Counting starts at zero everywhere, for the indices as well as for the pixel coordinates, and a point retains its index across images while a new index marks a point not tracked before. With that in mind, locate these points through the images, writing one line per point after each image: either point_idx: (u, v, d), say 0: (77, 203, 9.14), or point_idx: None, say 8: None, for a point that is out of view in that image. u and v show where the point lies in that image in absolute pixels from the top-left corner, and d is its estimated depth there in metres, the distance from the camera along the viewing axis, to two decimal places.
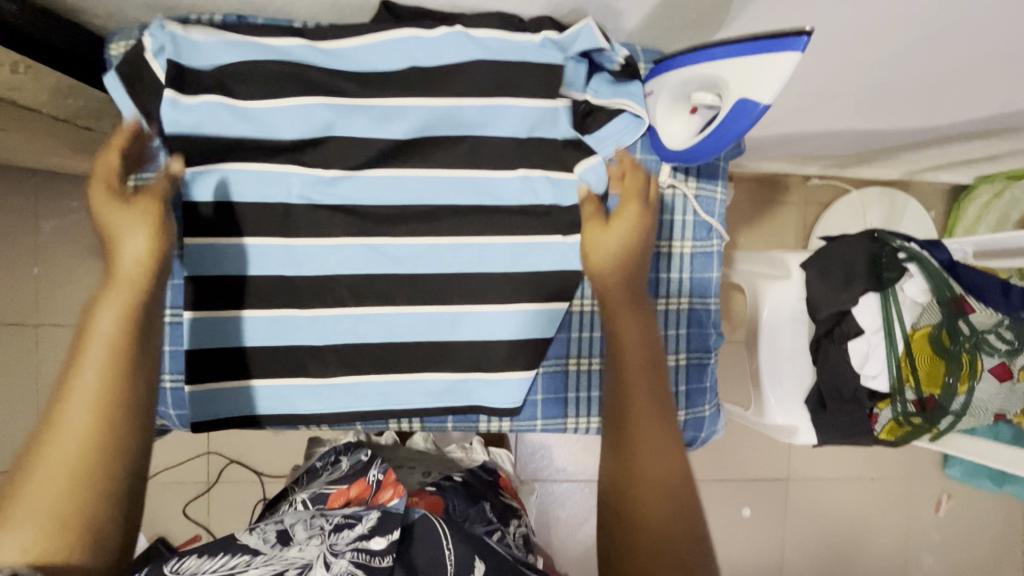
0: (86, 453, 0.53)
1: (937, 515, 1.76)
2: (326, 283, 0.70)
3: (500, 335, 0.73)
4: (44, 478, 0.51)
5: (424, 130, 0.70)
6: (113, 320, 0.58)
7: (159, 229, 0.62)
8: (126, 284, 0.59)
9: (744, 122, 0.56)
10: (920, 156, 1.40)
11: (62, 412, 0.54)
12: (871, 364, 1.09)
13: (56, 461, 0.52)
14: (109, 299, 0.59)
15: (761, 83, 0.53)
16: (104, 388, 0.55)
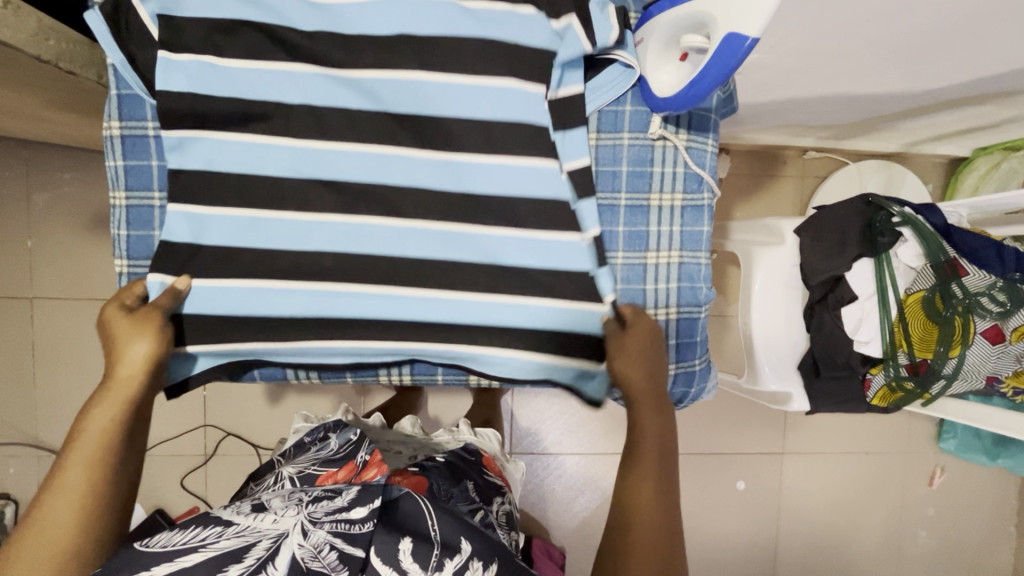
0: (87, 501, 0.64)
1: (931, 488, 1.77)
2: (309, 233, 0.69)
3: (497, 284, 0.70)
4: (44, 539, 0.62)
5: (413, 81, 0.69)
6: (107, 421, 0.67)
7: (156, 345, 0.68)
8: (122, 390, 0.67)
9: (724, 69, 0.56)
10: (918, 125, 1.39)
11: (79, 437, 0.66)
12: (865, 329, 1.09)
13: (53, 522, 0.63)
14: (105, 403, 0.67)
15: (743, 23, 0.53)
16: (97, 474, 0.65)
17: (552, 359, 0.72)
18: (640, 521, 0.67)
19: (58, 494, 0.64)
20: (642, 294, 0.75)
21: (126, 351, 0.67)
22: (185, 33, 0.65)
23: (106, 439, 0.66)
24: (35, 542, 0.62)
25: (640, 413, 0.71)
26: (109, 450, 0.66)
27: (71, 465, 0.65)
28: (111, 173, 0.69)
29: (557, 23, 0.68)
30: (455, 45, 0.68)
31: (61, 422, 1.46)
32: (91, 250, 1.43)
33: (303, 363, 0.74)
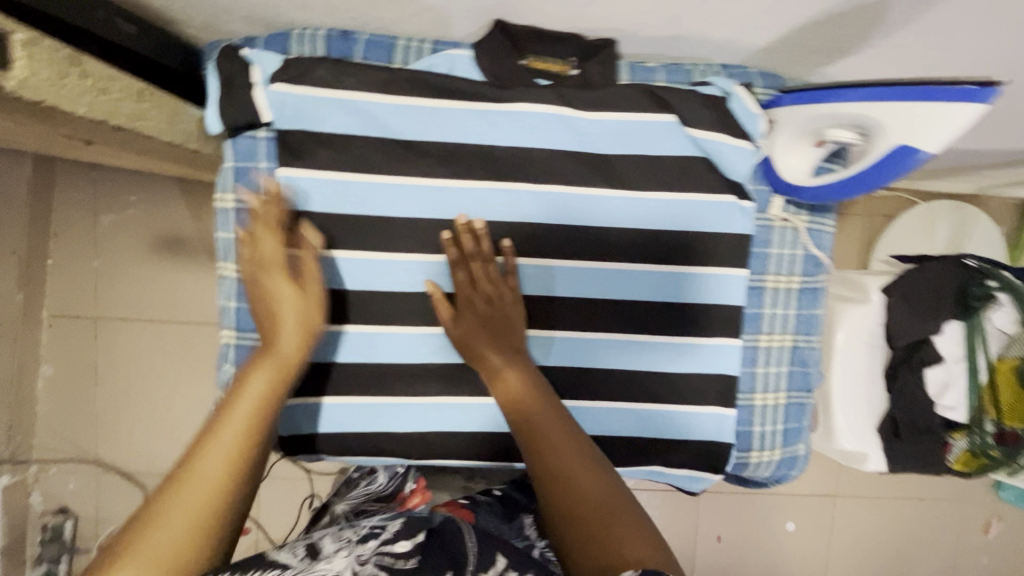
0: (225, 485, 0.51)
1: (986, 536, 1.73)
2: (419, 306, 0.67)
3: (611, 367, 0.69)
4: (170, 521, 0.48)
5: (533, 157, 0.65)
6: (265, 390, 0.55)
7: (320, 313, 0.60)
8: (285, 360, 0.57)
9: (894, 171, 0.57)
10: (1001, 172, 1.34)
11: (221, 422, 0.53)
12: (949, 395, 1.06)
13: (184, 507, 0.49)
14: (260, 371, 0.56)
15: (925, 134, 0.54)
16: (238, 474, 0.52)
17: (656, 463, 0.71)
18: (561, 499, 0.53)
19: (198, 474, 0.51)
20: (752, 377, 0.72)
21: (286, 307, 0.58)
22: (298, 103, 0.62)
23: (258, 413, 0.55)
24: (165, 529, 0.48)
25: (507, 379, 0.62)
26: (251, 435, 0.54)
27: (218, 440, 0.52)
28: (222, 245, 0.66)
29: (697, 131, 0.64)
30: (580, 111, 0.64)
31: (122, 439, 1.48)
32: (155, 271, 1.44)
33: (401, 432, 0.70)
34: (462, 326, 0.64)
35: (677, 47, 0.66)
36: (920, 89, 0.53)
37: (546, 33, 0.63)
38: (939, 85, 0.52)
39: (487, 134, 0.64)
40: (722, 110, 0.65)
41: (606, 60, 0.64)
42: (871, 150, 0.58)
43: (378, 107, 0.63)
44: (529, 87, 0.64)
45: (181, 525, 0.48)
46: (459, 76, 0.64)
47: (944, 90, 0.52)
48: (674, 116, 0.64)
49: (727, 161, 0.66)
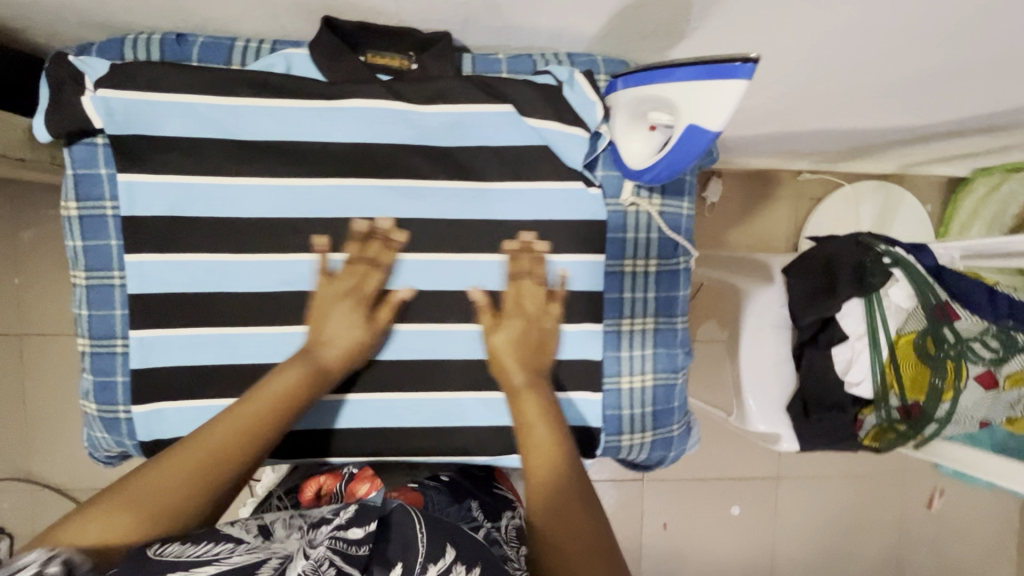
0: (216, 459, 0.56)
1: (930, 510, 1.75)
2: (273, 305, 0.67)
3: (472, 358, 0.70)
4: (159, 478, 0.54)
5: (375, 151, 0.65)
6: (294, 390, 0.62)
7: (370, 330, 0.66)
8: (314, 366, 0.64)
9: (696, 150, 0.57)
10: (914, 150, 1.36)
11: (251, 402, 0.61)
12: (855, 370, 1.07)
13: (171, 472, 0.54)
14: (293, 370, 0.63)
15: (707, 113, 0.54)
16: (235, 453, 0.58)
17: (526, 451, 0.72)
18: (536, 502, 0.58)
19: (204, 443, 0.57)
20: (616, 361, 0.73)
21: (343, 335, 0.65)
22: (129, 106, 0.62)
23: (275, 409, 0.61)
24: (145, 486, 0.53)
25: (524, 402, 0.64)
26: (265, 437, 0.60)
27: (229, 420, 0.59)
28: (70, 252, 0.66)
29: (536, 121, 0.65)
30: (418, 104, 0.65)
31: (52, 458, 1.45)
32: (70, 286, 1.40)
33: None
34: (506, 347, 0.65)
35: (515, 39, 0.67)
36: (701, 66, 0.53)
37: (378, 28, 0.63)
38: (714, 61, 0.52)
39: (326, 130, 0.64)
40: (556, 100, 0.65)
41: (441, 51, 0.64)
42: (676, 130, 0.58)
43: (213, 109, 0.63)
44: (366, 82, 0.64)
45: (175, 490, 0.54)
46: (295, 76, 0.64)
47: (718, 66, 0.52)
48: (512, 106, 0.65)
49: (566, 151, 0.66)
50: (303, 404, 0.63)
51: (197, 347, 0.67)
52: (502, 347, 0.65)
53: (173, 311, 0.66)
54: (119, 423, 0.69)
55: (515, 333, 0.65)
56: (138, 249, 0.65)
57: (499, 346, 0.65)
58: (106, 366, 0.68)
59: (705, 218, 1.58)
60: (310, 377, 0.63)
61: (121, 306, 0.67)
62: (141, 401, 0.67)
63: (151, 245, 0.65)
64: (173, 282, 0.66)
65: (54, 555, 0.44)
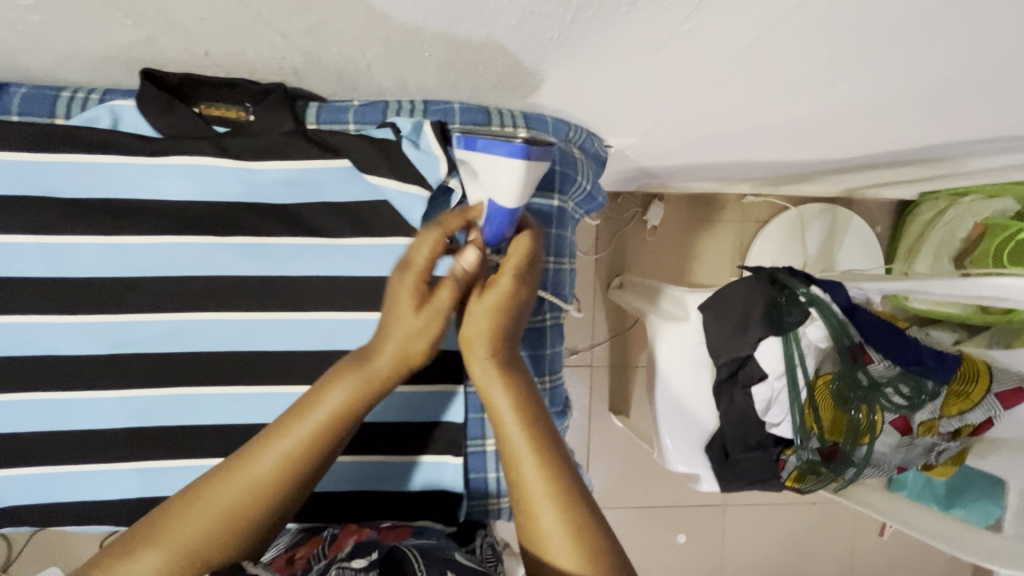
0: (257, 497, 0.53)
1: (881, 538, 1.72)
2: (104, 368, 0.64)
3: None
4: (196, 514, 0.52)
5: (211, 208, 0.62)
6: (343, 406, 0.56)
7: (431, 343, 0.57)
8: (366, 382, 0.57)
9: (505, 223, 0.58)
10: (853, 177, 1.32)
11: (292, 424, 0.55)
12: (774, 411, 1.02)
13: (208, 510, 0.52)
14: (343, 384, 0.56)
15: (500, 189, 0.55)
16: (280, 484, 0.54)
17: None
18: (533, 511, 0.56)
19: (245, 472, 0.53)
20: None
21: (390, 334, 0.56)
22: None
23: (324, 434, 0.55)
24: (185, 525, 0.51)
25: (492, 394, 0.60)
26: (311, 457, 0.55)
27: (276, 445, 0.54)
28: None
29: (376, 178, 0.62)
30: (255, 159, 0.62)
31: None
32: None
33: (99, 500, 0.65)
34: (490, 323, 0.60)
35: (362, 88, 0.63)
36: (483, 142, 0.54)
37: (207, 81, 0.60)
38: (491, 140, 0.53)
39: (157, 186, 0.61)
40: (394, 155, 0.62)
41: (277, 103, 0.60)
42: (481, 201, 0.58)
43: (34, 166, 0.60)
44: (198, 135, 0.61)
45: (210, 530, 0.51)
46: (123, 131, 0.61)
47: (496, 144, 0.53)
48: (351, 161, 0.62)
49: (408, 209, 0.63)
50: (352, 420, 0.57)
51: (24, 412, 0.63)
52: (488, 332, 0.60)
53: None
54: None
55: (495, 316, 0.60)
56: None
57: (479, 317, 0.60)
58: None
59: (646, 241, 1.54)
60: (364, 395, 0.57)
61: None
62: None
63: None
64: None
65: None
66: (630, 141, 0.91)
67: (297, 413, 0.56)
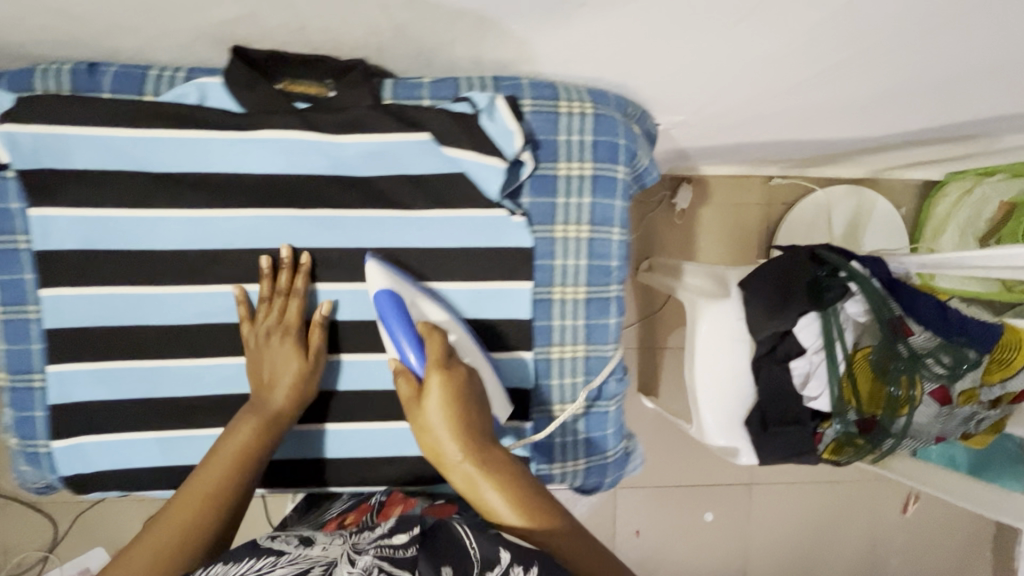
0: (200, 516, 0.55)
1: (904, 515, 1.75)
2: (192, 337, 0.67)
3: None
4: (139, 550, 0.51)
5: (293, 181, 0.64)
6: (251, 444, 0.62)
7: (314, 375, 0.67)
8: (270, 409, 0.64)
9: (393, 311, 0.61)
10: (883, 157, 1.34)
11: (208, 464, 0.60)
12: (813, 384, 1.07)
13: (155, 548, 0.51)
14: (249, 419, 0.63)
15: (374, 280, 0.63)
16: (213, 504, 0.57)
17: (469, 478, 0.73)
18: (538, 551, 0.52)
19: (180, 511, 0.55)
20: (546, 390, 0.72)
21: (284, 373, 0.65)
22: (36, 141, 0.60)
23: (244, 459, 0.61)
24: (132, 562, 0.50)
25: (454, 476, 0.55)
26: (237, 477, 0.60)
27: (196, 485, 0.58)
28: None
29: (459, 153, 0.64)
30: (335, 132, 0.63)
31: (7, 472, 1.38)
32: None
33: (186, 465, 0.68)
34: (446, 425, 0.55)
35: (436, 64, 0.65)
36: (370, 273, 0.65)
37: (290, 57, 0.62)
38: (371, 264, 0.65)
39: (242, 161, 0.63)
40: (473, 128, 0.64)
41: (358, 79, 0.63)
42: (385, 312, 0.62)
43: (122, 140, 0.62)
44: (281, 110, 0.63)
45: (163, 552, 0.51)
46: (208, 107, 0.63)
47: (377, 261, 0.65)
48: (431, 135, 0.64)
49: (487, 182, 0.65)
50: (265, 447, 0.63)
51: (118, 380, 0.66)
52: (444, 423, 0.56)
53: (91, 345, 0.65)
54: (43, 457, 0.68)
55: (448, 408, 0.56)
56: (53, 283, 0.64)
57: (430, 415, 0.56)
58: (29, 402, 0.67)
59: (674, 224, 1.56)
60: (272, 420, 0.64)
61: (38, 340, 0.66)
62: (61, 434, 0.66)
63: (70, 279, 0.64)
64: (89, 315, 0.65)
65: None
66: (677, 119, 0.92)
67: (210, 459, 0.60)
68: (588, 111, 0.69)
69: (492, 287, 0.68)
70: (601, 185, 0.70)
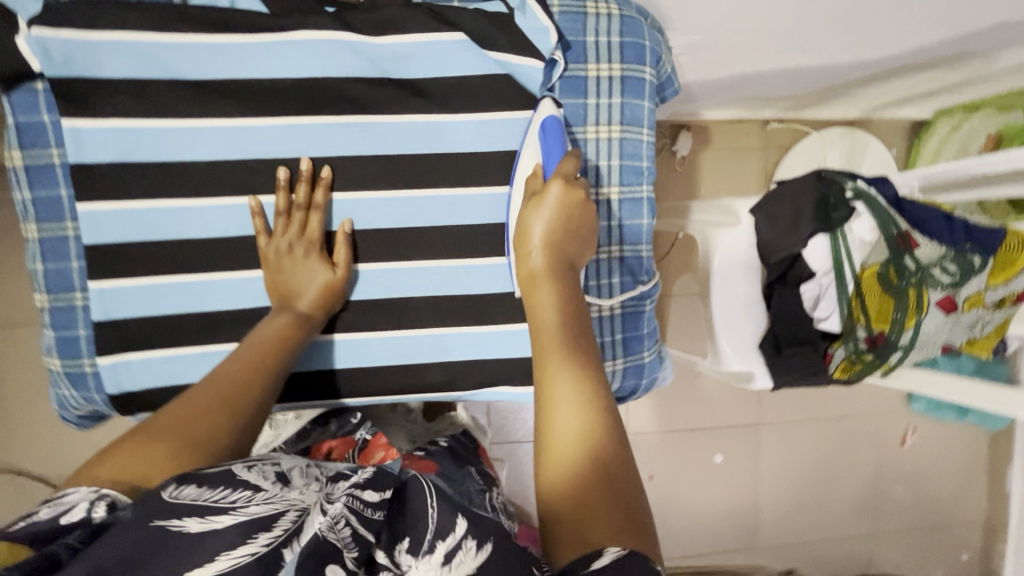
0: (233, 394, 0.56)
1: (903, 447, 1.82)
2: (231, 249, 0.67)
3: (451, 292, 0.72)
4: (182, 414, 0.52)
5: (328, 86, 0.65)
6: (281, 335, 0.63)
7: (342, 282, 0.68)
8: (299, 310, 0.66)
9: (555, 136, 0.64)
10: (876, 91, 1.38)
11: (238, 352, 0.61)
12: (823, 305, 1.09)
13: (197, 414, 0.52)
14: (277, 319, 0.64)
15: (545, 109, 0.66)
16: (246, 383, 0.58)
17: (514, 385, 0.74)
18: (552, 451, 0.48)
19: (212, 386, 0.56)
20: (586, 290, 0.74)
21: (310, 277, 0.66)
22: (65, 47, 0.59)
23: (271, 352, 0.62)
24: (178, 422, 0.51)
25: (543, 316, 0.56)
26: (267, 365, 0.61)
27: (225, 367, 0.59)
28: (19, 205, 0.64)
29: (500, 54, 0.66)
30: (369, 34, 0.64)
31: (15, 447, 1.30)
32: (12, 258, 1.26)
33: None
34: (546, 228, 0.60)
35: None
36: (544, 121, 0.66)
37: None
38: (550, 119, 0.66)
39: (276, 66, 0.63)
40: (509, 27, 0.66)
41: None
42: (535, 131, 0.66)
43: (154, 47, 0.61)
44: (313, 14, 0.63)
45: (204, 417, 0.52)
46: (239, 10, 0.62)
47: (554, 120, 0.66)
48: (466, 35, 0.65)
49: (528, 78, 0.68)
50: (293, 345, 0.64)
51: (159, 295, 0.67)
52: (541, 237, 0.60)
53: (130, 260, 0.65)
54: (84, 379, 0.68)
55: (557, 215, 0.60)
56: (88, 197, 0.64)
57: (534, 215, 0.61)
58: (70, 321, 0.67)
59: (675, 172, 1.59)
60: (300, 321, 0.65)
61: (77, 257, 0.66)
62: (103, 353, 0.66)
63: (108, 192, 0.64)
64: (127, 228, 0.65)
65: (98, 496, 0.42)
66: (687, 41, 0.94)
67: (241, 348, 0.62)
68: (614, 13, 0.69)
69: None
70: (630, 85, 0.71)
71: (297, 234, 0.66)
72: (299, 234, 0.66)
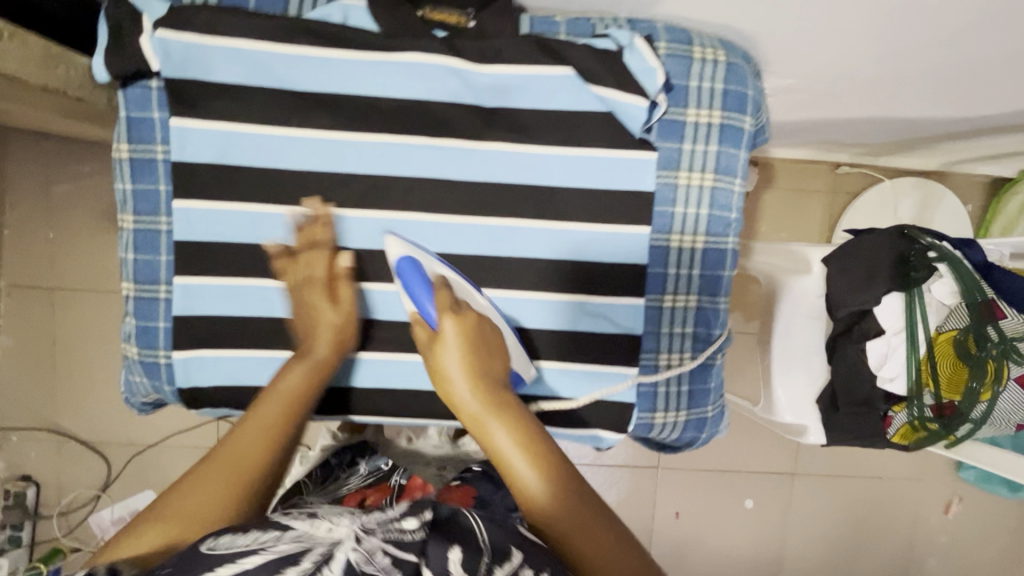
0: (245, 448, 0.56)
1: (945, 516, 1.73)
2: (311, 258, 0.67)
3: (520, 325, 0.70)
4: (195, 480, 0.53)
5: (427, 109, 0.65)
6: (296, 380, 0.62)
7: (351, 317, 0.66)
8: (316, 352, 0.64)
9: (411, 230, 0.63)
10: (961, 147, 1.32)
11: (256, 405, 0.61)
12: (889, 366, 1.03)
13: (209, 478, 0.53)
14: (295, 367, 0.63)
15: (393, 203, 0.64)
16: (261, 434, 0.57)
17: (572, 425, 0.73)
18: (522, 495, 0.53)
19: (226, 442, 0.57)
20: (656, 337, 0.73)
21: (322, 317, 0.64)
22: (182, 50, 0.61)
23: (291, 398, 0.61)
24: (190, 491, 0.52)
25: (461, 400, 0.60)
26: (284, 412, 0.60)
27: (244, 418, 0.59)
28: (119, 196, 0.66)
29: (602, 90, 0.65)
30: (475, 61, 0.64)
31: (69, 411, 1.35)
32: (87, 228, 1.30)
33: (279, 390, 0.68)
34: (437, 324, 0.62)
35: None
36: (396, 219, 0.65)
37: None
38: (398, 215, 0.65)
39: (379, 84, 0.64)
40: (617, 66, 0.64)
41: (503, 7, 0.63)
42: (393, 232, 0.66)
43: (266, 56, 0.62)
44: (421, 38, 0.63)
45: (211, 481, 0.53)
46: (352, 27, 0.63)
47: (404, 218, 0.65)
48: (572, 68, 0.65)
49: (629, 118, 0.66)
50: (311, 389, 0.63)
51: (238, 296, 0.67)
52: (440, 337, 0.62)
53: (214, 261, 0.66)
54: (159, 369, 0.69)
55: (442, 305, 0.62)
56: (183, 194, 0.65)
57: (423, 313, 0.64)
58: (151, 311, 0.68)
59: None
60: (316, 361, 0.64)
61: (166, 252, 0.67)
62: (178, 347, 0.68)
63: (202, 192, 0.65)
64: (216, 229, 0.66)
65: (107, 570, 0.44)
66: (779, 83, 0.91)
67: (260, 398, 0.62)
68: (721, 59, 0.68)
69: (610, 229, 0.68)
70: (728, 132, 0.69)
71: (312, 269, 0.65)
72: (320, 273, 0.65)
